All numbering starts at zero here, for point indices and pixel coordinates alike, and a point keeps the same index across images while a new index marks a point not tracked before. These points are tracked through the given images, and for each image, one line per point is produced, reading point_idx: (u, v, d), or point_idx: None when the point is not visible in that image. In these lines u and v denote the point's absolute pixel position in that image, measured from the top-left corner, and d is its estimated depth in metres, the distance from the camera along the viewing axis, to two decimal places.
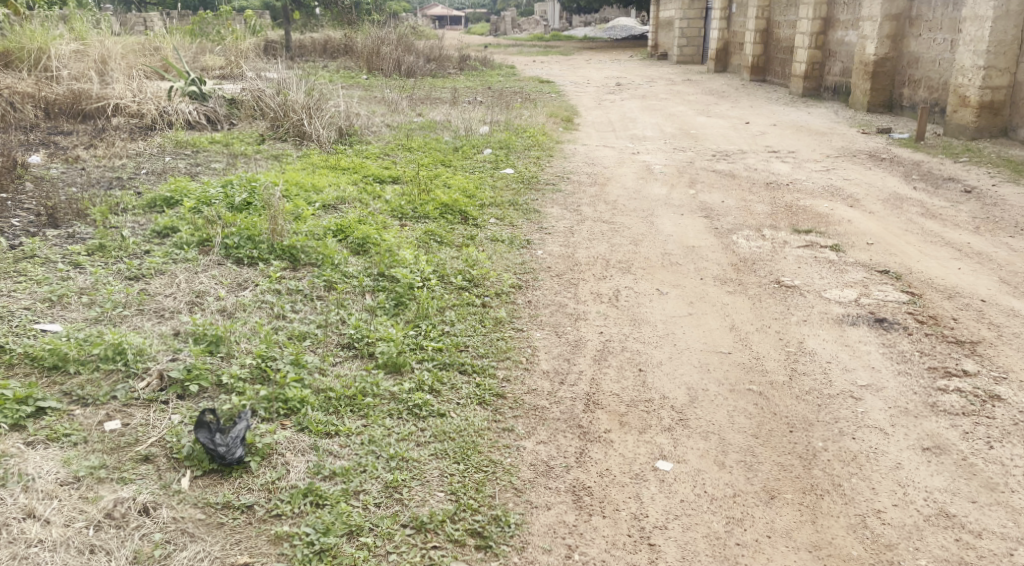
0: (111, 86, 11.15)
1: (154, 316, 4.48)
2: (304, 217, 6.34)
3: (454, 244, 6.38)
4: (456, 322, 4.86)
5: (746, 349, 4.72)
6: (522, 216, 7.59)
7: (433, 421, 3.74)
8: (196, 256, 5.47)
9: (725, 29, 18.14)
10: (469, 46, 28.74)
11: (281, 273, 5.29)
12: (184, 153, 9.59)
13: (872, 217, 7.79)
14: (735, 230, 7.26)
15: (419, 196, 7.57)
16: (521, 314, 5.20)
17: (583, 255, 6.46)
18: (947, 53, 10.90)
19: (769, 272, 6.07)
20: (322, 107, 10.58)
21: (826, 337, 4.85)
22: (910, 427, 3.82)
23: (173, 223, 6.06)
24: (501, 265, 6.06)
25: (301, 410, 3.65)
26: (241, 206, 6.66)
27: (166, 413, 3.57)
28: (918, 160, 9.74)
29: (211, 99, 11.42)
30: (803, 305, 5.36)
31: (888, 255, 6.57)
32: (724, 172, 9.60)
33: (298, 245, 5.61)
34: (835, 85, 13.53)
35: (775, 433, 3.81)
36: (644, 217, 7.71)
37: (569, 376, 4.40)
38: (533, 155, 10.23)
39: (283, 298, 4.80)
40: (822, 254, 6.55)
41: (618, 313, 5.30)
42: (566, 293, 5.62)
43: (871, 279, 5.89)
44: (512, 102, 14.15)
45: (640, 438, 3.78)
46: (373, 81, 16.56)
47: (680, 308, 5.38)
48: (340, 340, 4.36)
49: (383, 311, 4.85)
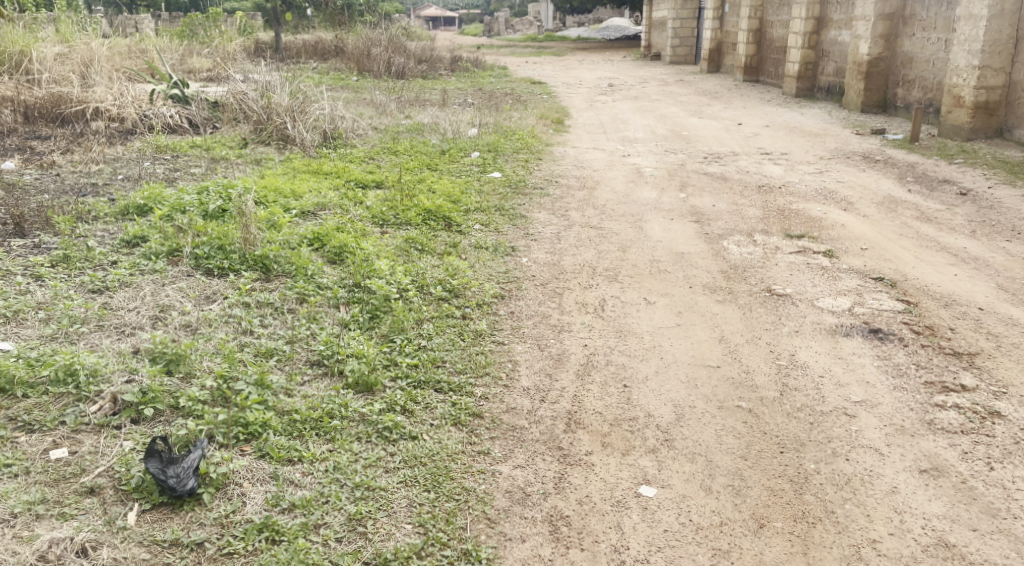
0: (91, 88, 10.93)
1: (114, 333, 4.30)
2: (280, 225, 6.14)
3: (436, 252, 6.17)
4: (433, 335, 4.66)
5: (735, 362, 4.54)
6: (508, 221, 7.40)
7: (404, 445, 3.55)
8: (164, 267, 5.28)
9: (717, 29, 17.97)
10: (462, 47, 28.51)
11: (252, 285, 5.09)
12: (163, 157, 9.38)
13: (865, 220, 7.61)
14: (726, 236, 7.08)
15: (402, 202, 7.36)
16: (502, 326, 5.00)
17: (569, 262, 6.27)
18: (941, 53, 10.74)
19: (761, 279, 5.88)
20: (306, 110, 10.38)
21: (818, 349, 4.66)
22: (906, 447, 3.63)
23: (143, 232, 5.86)
24: (483, 273, 5.86)
25: (262, 436, 3.47)
26: (216, 213, 6.46)
27: (118, 440, 3.39)
28: (912, 162, 9.56)
29: (193, 102, 11.21)
30: (795, 315, 5.18)
31: (883, 261, 6.39)
32: (715, 175, 9.41)
33: (270, 255, 5.41)
34: (828, 85, 13.36)
35: (763, 454, 3.61)
36: (633, 223, 7.52)
37: (549, 392, 4.21)
38: (521, 158, 10.04)
39: (252, 312, 4.61)
40: (815, 261, 6.37)
41: (603, 325, 5.11)
42: (550, 303, 5.43)
43: (865, 287, 5.71)
44: (503, 104, 13.95)
45: (622, 461, 3.59)
46: (362, 82, 16.34)
47: (667, 319, 5.19)
48: (310, 358, 4.17)
49: (356, 325, 4.65)
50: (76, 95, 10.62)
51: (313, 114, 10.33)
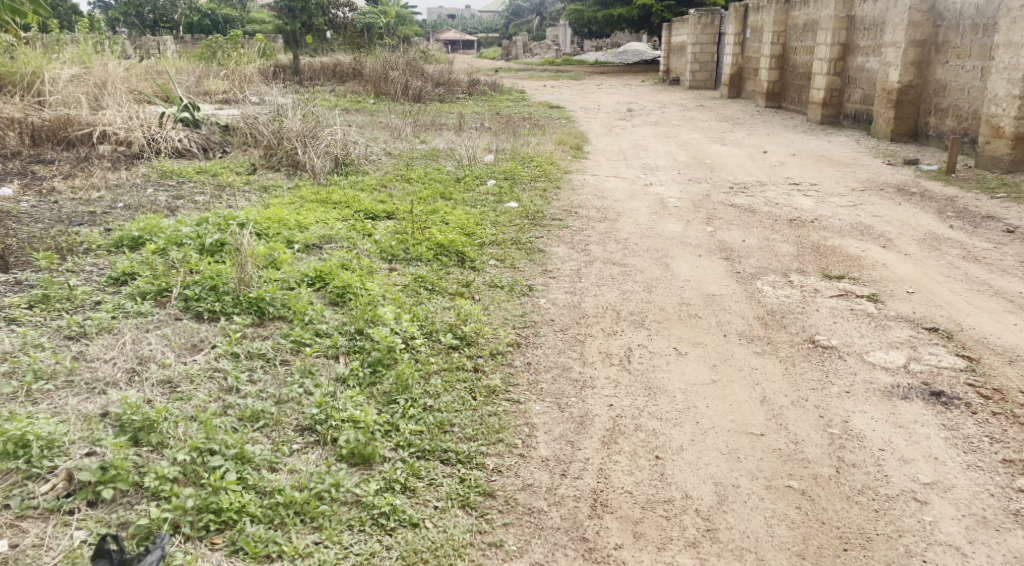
0: (99, 111, 10.58)
1: (83, 391, 3.85)
2: (280, 263, 5.67)
3: (447, 292, 5.69)
4: (441, 393, 4.18)
5: (781, 430, 4.04)
6: (525, 256, 6.92)
7: (402, 536, 3.14)
8: (150, 309, 4.82)
9: (739, 55, 17.52)
10: (480, 71, 28.16)
11: (244, 332, 4.62)
12: (167, 184, 8.97)
13: (907, 260, 7.07)
14: (759, 276, 6.56)
15: (413, 235, 6.89)
16: (518, 380, 4.51)
17: (592, 304, 5.78)
18: (977, 81, 10.21)
19: (802, 328, 5.36)
20: (317, 135, 9.95)
21: (874, 415, 4.16)
22: (993, 546, 3.29)
23: (132, 268, 5.43)
24: (497, 318, 5.37)
25: (236, 525, 3.03)
26: (213, 247, 5.97)
27: (68, 529, 2.96)
28: (951, 196, 9.02)
29: (203, 125, 10.82)
30: (843, 371, 4.66)
31: (933, 307, 5.86)
32: (743, 207, 8.90)
33: (266, 297, 4.93)
34: (857, 112, 12.84)
35: (824, 553, 3.26)
36: (658, 259, 7.02)
37: (572, 464, 3.72)
38: (539, 186, 9.56)
39: (240, 365, 4.14)
40: (859, 306, 5.85)
41: (630, 381, 4.59)
42: (571, 353, 4.93)
43: (919, 339, 5.18)
44: (521, 129, 13.51)
45: (658, 558, 3.22)
46: (377, 106, 15.96)
47: (702, 374, 4.68)
48: (300, 422, 3.70)
49: (355, 381, 4.15)
50: (83, 118, 10.24)
51: (324, 139, 9.90)
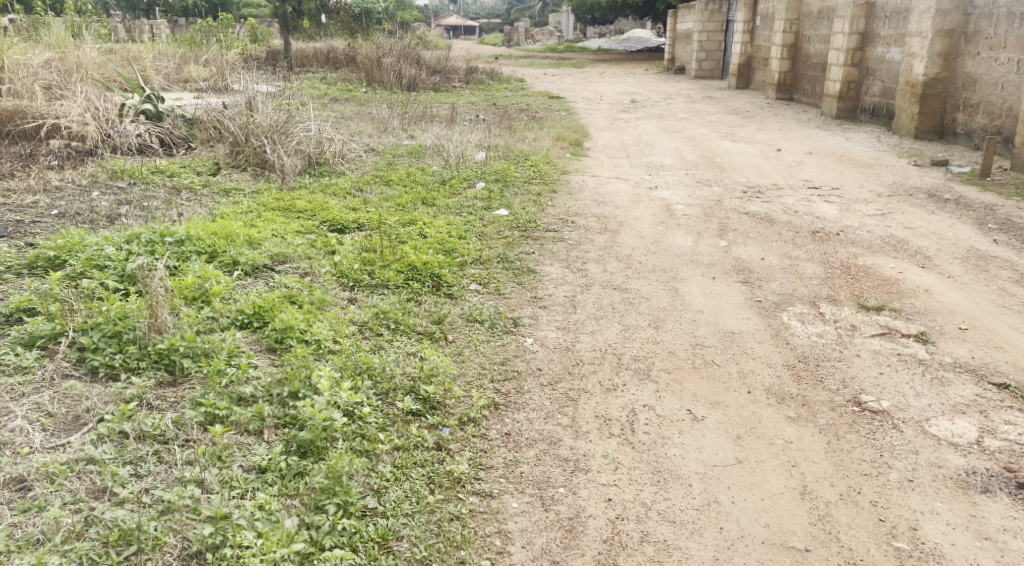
0: (53, 101, 9.51)
1: None
2: (211, 296, 4.64)
3: (413, 332, 4.73)
4: (387, 490, 3.27)
5: (830, 543, 3.21)
6: (512, 279, 5.93)
7: None
8: (33, 362, 3.78)
9: (748, 43, 16.49)
10: (479, 58, 27.06)
11: (144, 398, 3.60)
12: (116, 186, 7.96)
13: (952, 283, 6.11)
14: (785, 306, 5.58)
15: (382, 255, 5.87)
16: (492, 462, 3.55)
17: (586, 346, 4.80)
18: (1013, 75, 9.23)
19: (843, 383, 4.39)
20: (288, 131, 8.95)
21: (950, 520, 3.31)
22: None
23: (28, 303, 4.31)
24: (472, 367, 4.39)
25: None
26: (133, 274, 4.92)
27: None
28: (990, 203, 8.05)
29: (167, 118, 9.68)
30: (901, 449, 3.73)
31: (992, 351, 4.90)
32: (759, 216, 7.90)
33: (181, 347, 3.89)
34: (876, 106, 11.84)
35: None
36: (665, 282, 6.04)
37: None
38: (532, 190, 8.57)
39: (126, 453, 3.22)
40: (906, 350, 4.88)
41: (635, 461, 3.62)
42: (561, 418, 3.95)
43: (987, 399, 4.23)
44: (516, 122, 12.46)
45: None
46: (367, 96, 14.91)
47: (724, 451, 3.71)
48: (187, 546, 2.89)
49: (277, 473, 3.24)
50: (33, 109, 9.15)
51: (296, 135, 8.91)
